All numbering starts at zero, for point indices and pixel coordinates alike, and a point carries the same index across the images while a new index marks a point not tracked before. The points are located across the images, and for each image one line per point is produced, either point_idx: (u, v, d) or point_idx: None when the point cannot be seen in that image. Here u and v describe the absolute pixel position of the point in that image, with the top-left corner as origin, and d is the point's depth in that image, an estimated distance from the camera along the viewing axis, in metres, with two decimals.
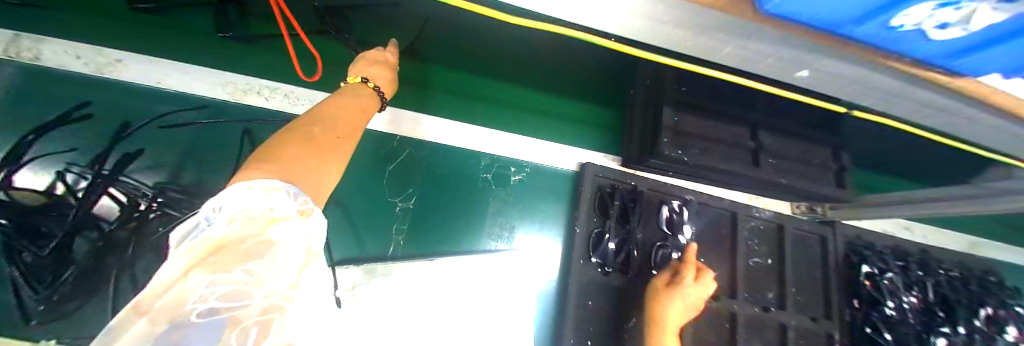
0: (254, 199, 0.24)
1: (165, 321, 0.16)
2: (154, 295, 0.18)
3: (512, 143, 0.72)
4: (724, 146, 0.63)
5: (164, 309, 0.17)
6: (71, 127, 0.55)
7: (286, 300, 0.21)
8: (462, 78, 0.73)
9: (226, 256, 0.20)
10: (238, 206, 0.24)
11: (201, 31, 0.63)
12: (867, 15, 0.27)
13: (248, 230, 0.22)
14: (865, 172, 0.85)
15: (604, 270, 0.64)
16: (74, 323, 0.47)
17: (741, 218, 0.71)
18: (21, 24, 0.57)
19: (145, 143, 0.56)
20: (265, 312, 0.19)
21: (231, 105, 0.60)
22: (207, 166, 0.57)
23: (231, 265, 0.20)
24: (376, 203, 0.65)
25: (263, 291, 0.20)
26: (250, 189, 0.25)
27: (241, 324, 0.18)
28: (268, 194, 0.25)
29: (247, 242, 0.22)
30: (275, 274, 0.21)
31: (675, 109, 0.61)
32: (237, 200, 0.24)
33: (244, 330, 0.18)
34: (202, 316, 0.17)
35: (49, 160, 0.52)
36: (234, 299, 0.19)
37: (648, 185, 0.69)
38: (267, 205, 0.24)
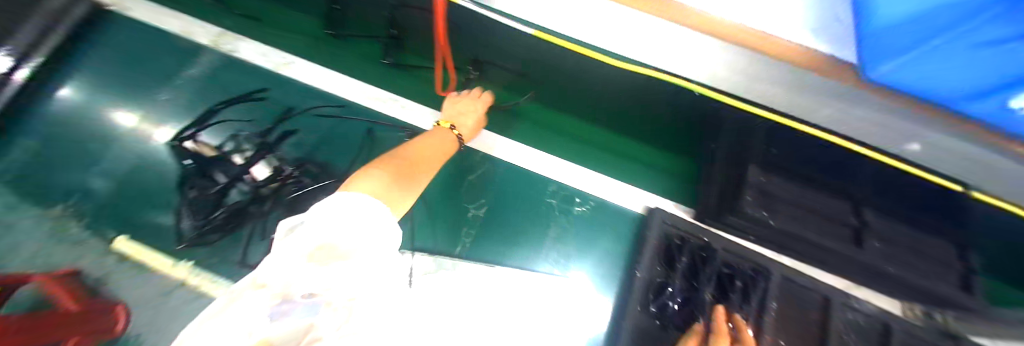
0: (351, 211, 0.36)
1: (282, 297, 0.30)
2: (279, 277, 0.31)
3: (586, 175, 0.75)
4: (816, 217, 0.59)
5: (283, 287, 0.30)
6: (247, 106, 0.71)
7: (352, 300, 0.32)
8: (548, 112, 0.78)
9: (320, 259, 0.32)
10: (333, 222, 0.35)
11: (371, 56, 0.75)
12: (975, 92, 0.29)
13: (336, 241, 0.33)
14: (1008, 285, 0.70)
15: (661, 322, 0.61)
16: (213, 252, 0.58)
17: (835, 306, 0.63)
18: (235, 29, 0.79)
19: (300, 125, 0.70)
20: (345, 300, 0.31)
21: (362, 108, 0.73)
22: (332, 150, 0.69)
23: (328, 262, 0.32)
24: (451, 208, 0.72)
25: (343, 286, 0.32)
26: (352, 201, 0.37)
27: (330, 306, 0.31)
28: (355, 215, 0.36)
29: (340, 247, 0.33)
30: (344, 278, 0.32)
31: (762, 170, 0.59)
32: (333, 216, 0.35)
33: (332, 310, 0.31)
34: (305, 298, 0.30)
35: (230, 126, 0.68)
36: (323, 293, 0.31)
37: (723, 245, 0.65)
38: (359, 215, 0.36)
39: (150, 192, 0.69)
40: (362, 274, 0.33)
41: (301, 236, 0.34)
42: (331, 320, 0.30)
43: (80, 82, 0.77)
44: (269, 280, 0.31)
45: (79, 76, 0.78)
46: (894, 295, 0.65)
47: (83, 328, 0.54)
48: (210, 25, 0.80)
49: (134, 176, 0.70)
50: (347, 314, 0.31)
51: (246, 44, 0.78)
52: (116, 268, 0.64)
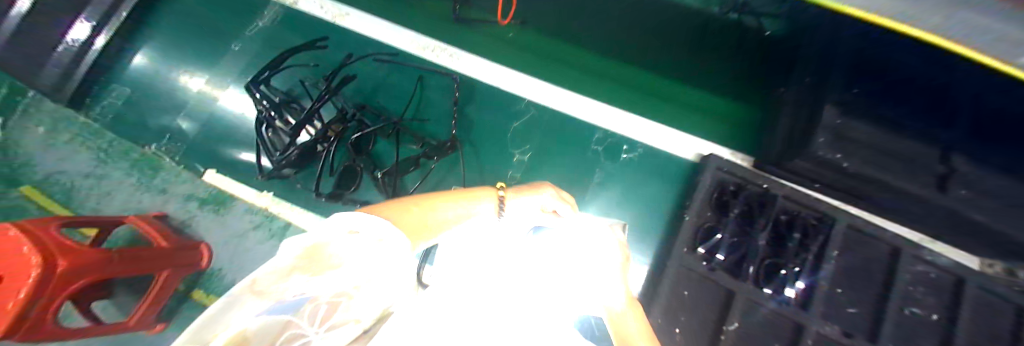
0: (353, 229, 0.25)
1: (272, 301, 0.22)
2: (275, 278, 0.22)
3: (635, 122, 0.73)
4: (900, 161, 0.54)
5: (272, 292, 0.22)
6: (307, 53, 0.75)
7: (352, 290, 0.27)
8: (597, 59, 0.75)
9: (316, 267, 0.24)
10: (344, 228, 0.25)
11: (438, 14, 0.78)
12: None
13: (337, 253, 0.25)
14: None
15: (709, 264, 0.60)
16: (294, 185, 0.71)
17: (906, 256, 0.59)
18: None
19: (358, 72, 0.74)
20: (336, 295, 0.27)
21: (414, 56, 0.75)
22: (386, 98, 0.74)
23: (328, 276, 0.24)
24: (498, 152, 0.73)
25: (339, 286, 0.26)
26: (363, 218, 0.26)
27: (315, 302, 0.27)
28: (355, 231, 0.25)
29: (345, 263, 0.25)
30: (356, 277, 0.26)
31: (839, 110, 0.54)
32: (342, 226, 0.25)
33: (317, 304, 0.27)
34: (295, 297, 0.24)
35: (298, 72, 0.73)
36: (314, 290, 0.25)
37: (783, 192, 0.62)
38: (361, 230, 0.25)
39: (232, 139, 0.79)
40: (380, 285, 0.28)
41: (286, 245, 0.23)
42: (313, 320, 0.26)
43: (152, 45, 0.82)
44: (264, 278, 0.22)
45: (152, 35, 0.82)
46: (978, 250, 0.61)
47: (173, 260, 0.67)
48: None
49: (215, 126, 0.80)
50: (333, 309, 0.27)
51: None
52: (198, 212, 0.78)
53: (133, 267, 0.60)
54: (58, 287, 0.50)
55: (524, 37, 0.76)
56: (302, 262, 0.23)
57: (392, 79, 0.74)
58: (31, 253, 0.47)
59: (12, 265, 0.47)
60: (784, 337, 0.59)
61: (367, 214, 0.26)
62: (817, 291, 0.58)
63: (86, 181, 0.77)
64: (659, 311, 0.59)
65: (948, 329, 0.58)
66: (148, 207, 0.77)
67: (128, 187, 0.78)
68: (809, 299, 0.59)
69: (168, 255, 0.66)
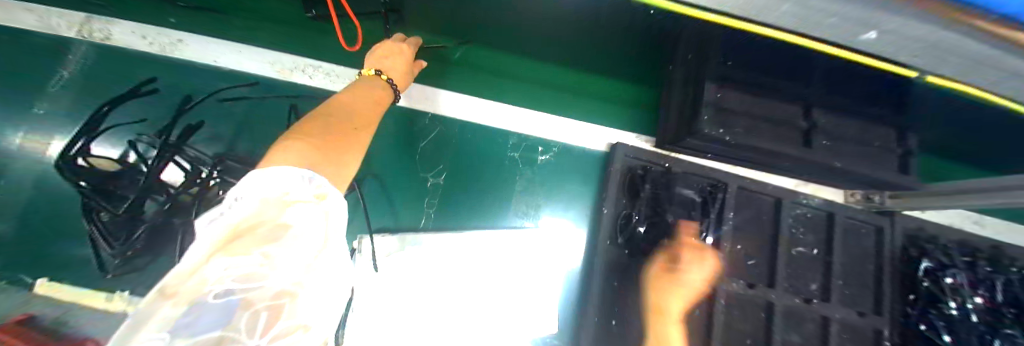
0: (269, 188, 0.27)
1: (190, 302, 0.20)
2: (197, 266, 0.22)
3: (540, 120, 0.71)
4: (771, 126, 0.60)
5: (191, 291, 0.20)
6: (136, 101, 0.62)
7: (297, 285, 0.24)
8: (493, 56, 0.71)
9: (249, 242, 0.23)
10: (258, 194, 0.26)
11: (308, 31, 0.68)
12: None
13: (267, 216, 0.25)
14: (931, 159, 0.76)
15: (629, 252, 0.63)
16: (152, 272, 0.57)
17: (787, 204, 0.66)
18: (102, 11, 0.65)
19: (203, 115, 0.63)
20: (277, 297, 0.22)
21: (279, 84, 0.65)
22: (255, 139, 0.64)
23: (254, 248, 0.23)
24: (404, 176, 0.68)
25: (278, 280, 0.23)
26: (273, 174, 0.27)
27: (251, 307, 0.21)
28: (284, 193, 0.27)
29: (265, 227, 0.24)
30: (286, 264, 0.24)
31: (718, 85, 0.57)
32: (258, 189, 0.27)
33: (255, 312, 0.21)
34: (220, 296, 0.20)
35: (133, 129, 0.60)
36: (247, 282, 0.22)
37: (683, 168, 0.66)
38: (284, 189, 0.27)
39: (62, 222, 0.58)
40: (301, 255, 0.25)
41: (208, 233, 0.24)
42: (256, 322, 0.20)
43: None
44: (175, 283, 0.21)
45: None
46: (841, 187, 0.71)
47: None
48: (63, 8, 0.65)
49: (33, 211, 0.58)
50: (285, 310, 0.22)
51: (116, 26, 0.65)
52: None
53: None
54: None
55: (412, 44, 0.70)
56: (224, 243, 0.23)
57: (258, 115, 0.64)
58: None
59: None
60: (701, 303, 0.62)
61: (292, 168, 0.28)
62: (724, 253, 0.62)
63: None
64: (595, 310, 0.59)
65: (826, 260, 0.67)
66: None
67: None
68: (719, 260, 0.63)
69: None
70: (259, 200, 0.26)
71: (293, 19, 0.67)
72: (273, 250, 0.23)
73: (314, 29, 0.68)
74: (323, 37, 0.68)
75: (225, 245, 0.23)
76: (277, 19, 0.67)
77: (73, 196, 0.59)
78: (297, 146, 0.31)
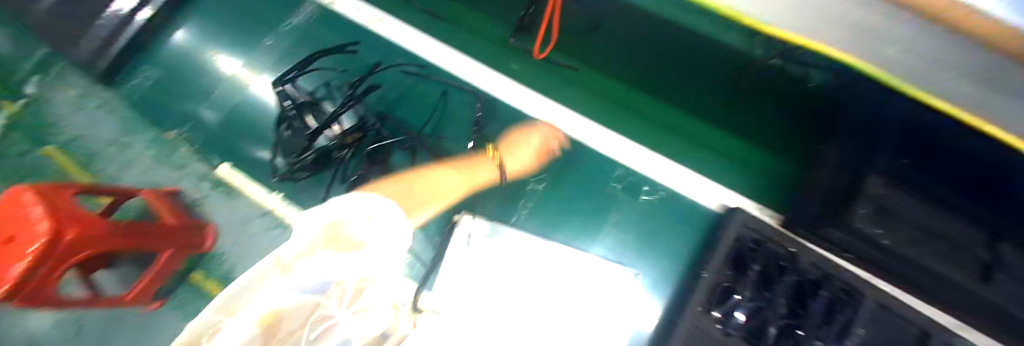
0: (353, 211, 0.30)
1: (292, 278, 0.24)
2: (296, 254, 0.25)
3: (657, 164, 0.70)
4: (947, 246, 0.50)
5: (288, 269, 0.24)
6: (336, 56, 0.75)
7: (362, 279, 0.32)
8: (626, 91, 0.74)
9: (338, 246, 0.28)
10: (343, 211, 0.29)
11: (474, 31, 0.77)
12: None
13: (354, 229, 0.29)
14: None
15: (723, 328, 0.56)
16: (308, 187, 0.70)
17: (937, 341, 0.54)
18: None
19: (383, 81, 0.74)
20: (352, 282, 0.31)
21: (442, 70, 0.75)
22: (405, 108, 0.74)
23: (340, 250, 0.28)
24: (511, 177, 0.72)
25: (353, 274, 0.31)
26: (352, 199, 0.31)
27: (338, 286, 0.30)
28: (367, 215, 0.31)
29: (349, 238, 0.29)
30: (349, 267, 0.29)
31: (885, 180, 0.50)
32: (342, 207, 0.30)
33: (341, 289, 0.31)
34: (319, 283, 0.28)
35: (324, 74, 0.74)
36: (336, 261, 0.27)
37: (812, 260, 0.58)
38: (362, 213, 0.31)
39: (249, 130, 0.77)
40: (365, 262, 0.30)
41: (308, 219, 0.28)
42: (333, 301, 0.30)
43: (192, 25, 0.81)
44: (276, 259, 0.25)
45: (196, 17, 0.82)
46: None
47: (183, 240, 0.68)
48: None
49: (234, 120, 0.78)
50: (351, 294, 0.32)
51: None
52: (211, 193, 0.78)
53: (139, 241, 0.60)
54: (67, 252, 0.50)
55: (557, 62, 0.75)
56: (320, 240, 0.27)
57: (415, 92, 0.74)
58: (40, 218, 0.48)
59: (27, 233, 0.47)
60: None
61: (381, 198, 0.34)
62: None
63: (110, 148, 0.80)
64: None
65: None
66: (163, 182, 0.79)
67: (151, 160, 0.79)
68: None
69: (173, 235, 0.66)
70: (336, 218, 0.29)
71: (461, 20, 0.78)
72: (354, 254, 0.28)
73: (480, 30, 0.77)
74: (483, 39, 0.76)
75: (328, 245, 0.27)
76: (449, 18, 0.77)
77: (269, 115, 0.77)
78: (387, 188, 0.45)
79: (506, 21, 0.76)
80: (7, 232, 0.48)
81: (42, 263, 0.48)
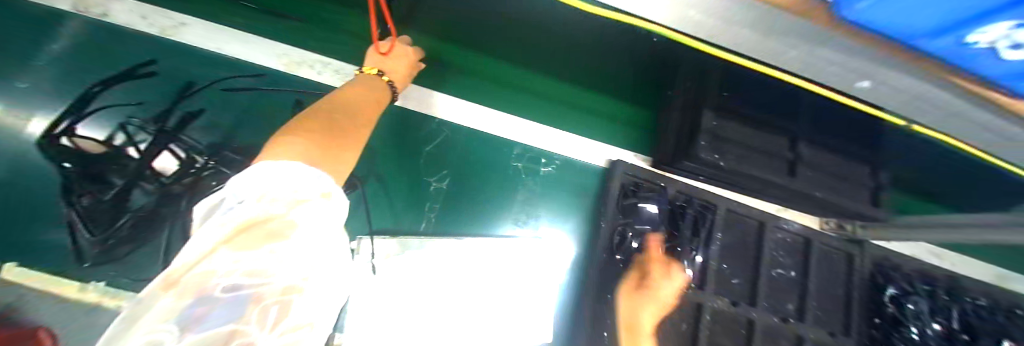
0: (274, 182, 0.25)
1: (194, 296, 0.20)
2: (190, 264, 0.21)
3: (541, 133, 0.73)
4: (761, 155, 0.63)
5: (192, 285, 0.20)
6: (127, 84, 0.60)
7: (299, 282, 0.25)
8: (499, 65, 0.73)
9: (254, 238, 0.22)
10: (263, 182, 0.24)
11: (326, 27, 0.67)
12: (936, 27, 0.25)
13: (273, 211, 0.23)
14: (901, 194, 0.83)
15: (624, 265, 0.64)
16: (135, 262, 0.54)
17: (769, 227, 0.71)
18: None
19: (206, 103, 0.61)
20: (285, 292, 0.24)
21: (283, 75, 0.65)
22: (256, 131, 0.62)
23: (257, 245, 0.22)
24: (408, 178, 0.67)
25: (283, 277, 0.24)
26: (275, 168, 0.25)
27: (262, 303, 0.22)
28: (298, 193, 0.25)
29: (273, 221, 0.23)
30: (281, 259, 0.23)
31: (715, 114, 0.61)
32: (256, 181, 0.25)
33: (265, 308, 0.22)
34: (226, 293, 0.21)
35: (124, 109, 0.58)
36: (254, 276, 0.22)
37: (677, 188, 0.68)
38: (291, 184, 0.25)
39: (32, 208, 0.54)
40: (305, 247, 0.25)
41: (226, 211, 0.24)
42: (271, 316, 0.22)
43: None
44: (178, 270, 0.21)
45: None
46: (820, 215, 0.76)
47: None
48: None
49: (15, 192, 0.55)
50: (284, 311, 0.24)
51: (117, 3, 0.62)
52: None
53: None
54: None
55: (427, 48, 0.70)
56: (227, 235, 0.22)
57: (258, 110, 0.63)
58: None
59: None
60: (689, 317, 0.64)
61: (303, 165, 0.26)
62: (710, 270, 0.66)
63: None
64: (588, 320, 0.61)
65: (801, 281, 0.72)
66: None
67: None
68: (704, 278, 0.66)
69: None
70: (261, 197, 0.23)
71: (298, 14, 0.66)
72: (278, 245, 0.23)
73: (332, 25, 0.68)
74: (339, 35, 0.67)
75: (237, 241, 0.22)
76: (281, 13, 0.65)
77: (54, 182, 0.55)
78: (296, 143, 0.29)
79: (355, 9, 0.68)
80: None
81: None
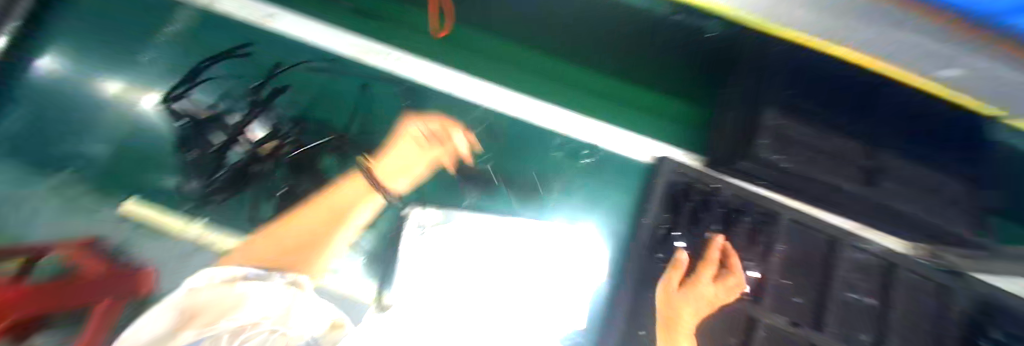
0: (222, 273, 0.40)
1: (201, 337, 0.36)
2: (193, 332, 0.36)
3: (586, 126, 0.72)
4: (834, 159, 0.57)
5: (193, 335, 0.36)
6: (230, 62, 0.69)
7: (262, 319, 0.40)
8: (545, 59, 0.72)
9: (200, 317, 0.37)
10: (195, 282, 0.40)
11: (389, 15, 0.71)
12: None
13: (229, 294, 0.39)
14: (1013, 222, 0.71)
15: (666, 266, 0.61)
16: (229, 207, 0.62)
17: (842, 245, 0.64)
18: None
19: (291, 81, 0.69)
20: (245, 326, 0.39)
21: (352, 62, 0.71)
22: (329, 108, 0.69)
23: (213, 321, 0.37)
24: (454, 159, 0.71)
25: (244, 319, 0.39)
26: (227, 270, 0.41)
27: (213, 336, 0.37)
28: (241, 292, 0.39)
29: (228, 298, 0.39)
30: (245, 315, 0.39)
31: (780, 112, 0.56)
32: (197, 281, 0.40)
33: (259, 332, 0.40)
34: (195, 339, 0.36)
35: (223, 83, 0.67)
36: (200, 332, 0.36)
37: (732, 190, 0.63)
38: (218, 277, 0.40)
39: (145, 159, 0.66)
40: (257, 308, 0.40)
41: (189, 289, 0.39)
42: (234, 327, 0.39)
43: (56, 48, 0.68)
44: (183, 331, 0.36)
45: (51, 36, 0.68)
46: (907, 238, 0.66)
47: (125, 288, 0.54)
48: None
49: (140, 147, 0.66)
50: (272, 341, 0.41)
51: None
52: None
53: (75, 297, 0.49)
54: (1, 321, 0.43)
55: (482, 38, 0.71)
56: (173, 307, 0.38)
57: (332, 91, 0.70)
58: None
59: None
60: (740, 331, 0.58)
61: (270, 298, 0.41)
62: (767, 283, 0.60)
63: None
64: (623, 316, 0.58)
65: (878, 310, 0.63)
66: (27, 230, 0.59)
67: None
68: (760, 290, 0.60)
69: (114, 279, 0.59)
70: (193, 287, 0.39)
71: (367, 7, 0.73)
72: (236, 312, 0.38)
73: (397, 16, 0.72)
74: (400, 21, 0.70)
75: (185, 325, 0.37)
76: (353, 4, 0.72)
77: (168, 138, 0.66)
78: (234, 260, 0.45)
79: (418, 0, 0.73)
80: None
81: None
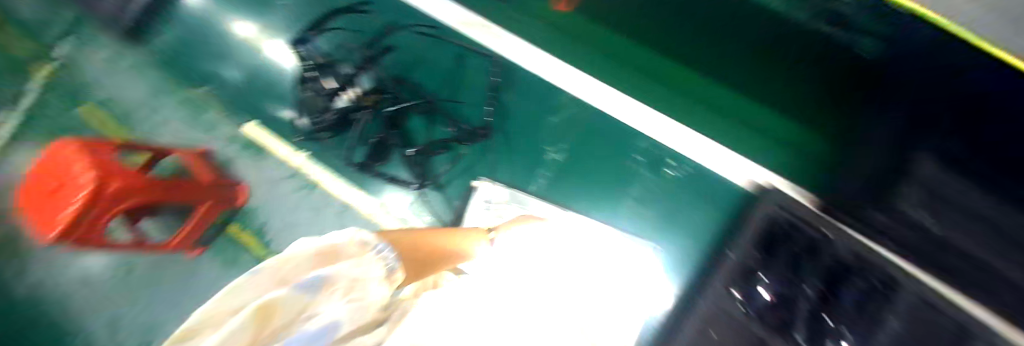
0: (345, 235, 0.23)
1: (298, 288, 0.18)
2: (302, 268, 0.19)
3: (683, 135, 0.66)
4: None
5: (284, 272, 0.18)
6: (350, 17, 0.73)
7: (372, 281, 0.23)
8: (655, 59, 0.67)
9: (330, 262, 0.21)
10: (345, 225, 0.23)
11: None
12: None
13: (355, 260, 0.22)
14: None
15: (745, 311, 0.53)
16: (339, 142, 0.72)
17: None
18: None
19: (398, 42, 0.72)
20: (356, 285, 0.22)
21: (455, 32, 0.71)
22: (426, 73, 0.72)
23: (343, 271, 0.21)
24: (531, 143, 0.70)
25: (373, 286, 0.23)
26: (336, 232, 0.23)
27: (332, 288, 0.20)
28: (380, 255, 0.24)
29: (352, 266, 0.22)
30: (364, 285, 0.22)
31: (940, 163, 0.45)
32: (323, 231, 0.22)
33: (359, 291, 0.23)
34: (308, 278, 0.18)
35: (341, 35, 0.72)
36: (324, 265, 0.20)
37: (847, 245, 0.53)
38: (352, 239, 0.23)
39: (268, 93, 0.77)
40: (370, 285, 0.23)
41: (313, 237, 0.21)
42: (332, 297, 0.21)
43: None
44: (286, 266, 0.18)
45: None
46: None
47: (217, 194, 0.73)
48: None
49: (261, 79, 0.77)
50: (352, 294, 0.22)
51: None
52: (241, 154, 0.81)
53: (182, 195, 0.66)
54: (109, 202, 0.55)
55: (580, 28, 0.68)
56: (323, 255, 0.21)
57: (432, 56, 0.72)
58: (89, 167, 0.53)
59: (74, 181, 0.53)
60: None
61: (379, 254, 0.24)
62: None
63: (144, 109, 0.84)
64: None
65: None
66: (196, 141, 0.82)
67: (179, 122, 0.83)
68: None
69: (213, 190, 0.72)
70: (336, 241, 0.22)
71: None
72: (365, 274, 0.23)
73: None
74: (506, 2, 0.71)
75: (320, 263, 0.21)
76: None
77: (287, 78, 0.75)
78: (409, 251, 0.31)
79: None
80: (62, 181, 0.53)
81: (92, 206, 0.53)
